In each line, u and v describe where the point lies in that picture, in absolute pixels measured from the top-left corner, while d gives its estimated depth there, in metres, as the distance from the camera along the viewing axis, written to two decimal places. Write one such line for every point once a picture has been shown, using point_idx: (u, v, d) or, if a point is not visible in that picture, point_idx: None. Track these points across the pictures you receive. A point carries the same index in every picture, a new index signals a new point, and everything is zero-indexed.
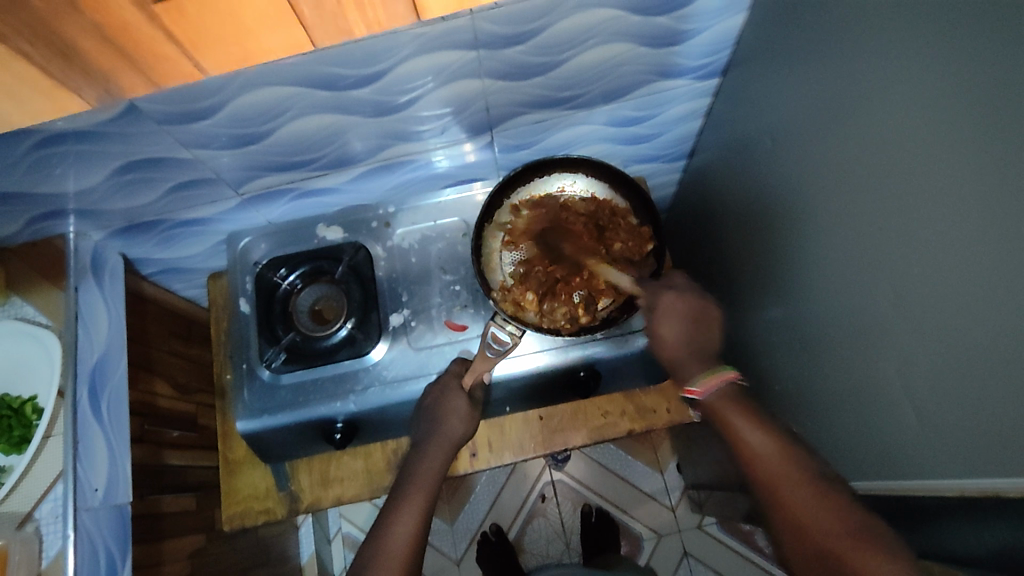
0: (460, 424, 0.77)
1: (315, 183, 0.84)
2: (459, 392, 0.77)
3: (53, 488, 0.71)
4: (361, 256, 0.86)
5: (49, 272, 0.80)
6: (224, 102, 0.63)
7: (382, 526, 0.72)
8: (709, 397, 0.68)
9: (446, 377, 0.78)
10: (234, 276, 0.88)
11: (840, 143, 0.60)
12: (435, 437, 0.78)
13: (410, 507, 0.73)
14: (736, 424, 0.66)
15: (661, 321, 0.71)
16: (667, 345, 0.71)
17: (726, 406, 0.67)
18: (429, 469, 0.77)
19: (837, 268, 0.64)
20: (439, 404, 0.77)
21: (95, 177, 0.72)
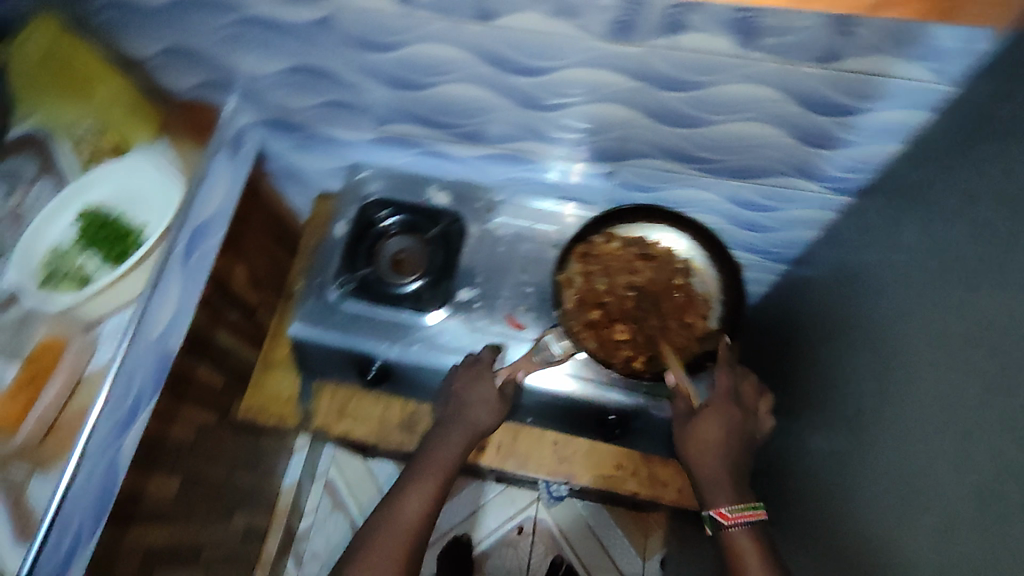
0: (487, 417, 0.76)
1: (445, 147, 0.90)
2: (490, 380, 0.78)
3: (123, 310, 0.78)
4: (457, 227, 0.90)
5: (196, 131, 0.88)
6: (403, 43, 0.70)
7: (390, 508, 0.71)
8: (735, 529, 0.61)
9: (481, 363, 0.80)
10: (343, 201, 0.94)
11: (931, 300, 0.59)
12: (458, 426, 0.76)
13: (420, 494, 0.71)
14: (751, 570, 0.58)
15: (710, 419, 0.68)
16: (698, 442, 0.67)
17: (749, 547, 0.60)
18: (447, 461, 0.75)
19: (890, 420, 0.61)
20: (464, 393, 0.78)
21: (271, 67, 0.80)
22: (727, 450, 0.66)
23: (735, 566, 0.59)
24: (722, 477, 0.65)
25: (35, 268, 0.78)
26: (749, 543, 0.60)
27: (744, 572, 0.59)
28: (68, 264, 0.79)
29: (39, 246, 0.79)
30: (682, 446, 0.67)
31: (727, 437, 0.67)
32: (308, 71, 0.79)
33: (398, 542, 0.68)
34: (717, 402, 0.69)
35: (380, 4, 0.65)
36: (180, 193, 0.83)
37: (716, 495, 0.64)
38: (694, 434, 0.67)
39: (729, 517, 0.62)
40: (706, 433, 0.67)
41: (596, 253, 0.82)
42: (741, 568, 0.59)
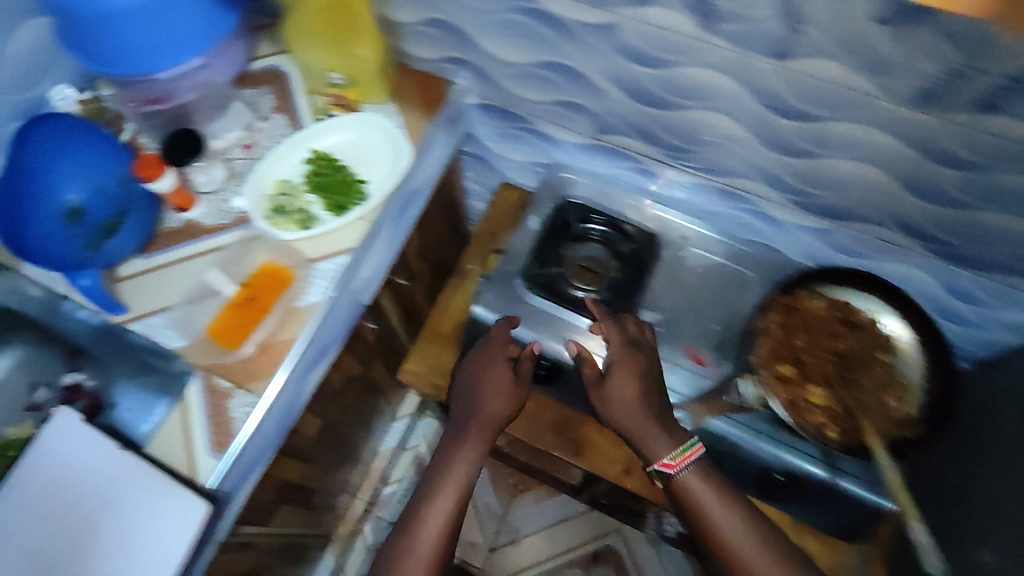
0: (502, 402, 0.82)
1: (660, 169, 0.87)
2: (501, 362, 0.83)
3: (336, 257, 0.79)
4: (651, 249, 0.87)
5: (426, 103, 0.89)
6: (678, 65, 0.69)
7: (419, 508, 0.73)
8: (684, 472, 0.70)
9: (495, 339, 0.85)
10: (541, 196, 0.93)
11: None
12: (473, 415, 0.82)
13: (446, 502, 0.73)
14: (707, 508, 0.68)
15: (620, 372, 0.77)
16: (621, 403, 0.76)
17: (700, 483, 0.69)
18: (472, 451, 0.78)
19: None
20: (481, 372, 0.84)
21: (521, 57, 0.79)
22: (640, 399, 0.75)
23: (692, 510, 0.68)
24: (642, 425, 0.74)
25: (264, 196, 0.81)
26: (697, 482, 0.69)
27: (711, 513, 0.67)
28: (294, 201, 0.82)
29: (272, 175, 0.83)
30: (604, 403, 0.77)
31: (636, 392, 0.76)
32: (556, 70, 0.79)
33: (432, 545, 0.70)
34: (619, 356, 0.78)
35: (679, 23, 0.64)
36: (408, 160, 0.83)
37: (656, 446, 0.72)
38: (613, 395, 0.76)
39: (675, 465, 0.70)
40: (614, 386, 0.77)
41: (799, 308, 0.80)
42: (700, 507, 0.68)
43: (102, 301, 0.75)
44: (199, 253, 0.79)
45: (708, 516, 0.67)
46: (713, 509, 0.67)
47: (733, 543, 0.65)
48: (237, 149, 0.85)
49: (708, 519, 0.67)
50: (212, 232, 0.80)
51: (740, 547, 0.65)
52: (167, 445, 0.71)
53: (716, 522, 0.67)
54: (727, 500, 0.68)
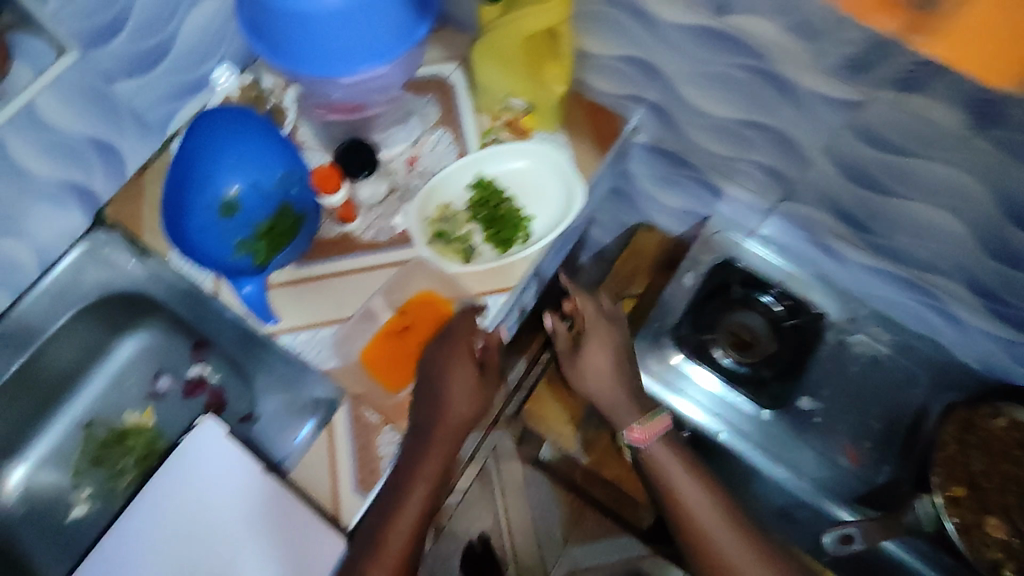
0: (466, 402, 0.67)
1: (841, 248, 0.80)
2: (469, 359, 0.67)
3: (495, 295, 0.74)
4: (815, 329, 0.81)
5: (598, 136, 0.82)
6: (914, 155, 0.62)
7: (391, 502, 0.63)
8: (651, 445, 0.70)
9: (457, 329, 0.69)
10: (697, 252, 0.88)
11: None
12: (435, 412, 0.66)
13: (426, 477, 0.64)
14: (675, 480, 0.69)
15: (597, 349, 0.73)
16: (604, 384, 0.72)
17: (666, 455, 0.70)
18: (447, 445, 0.66)
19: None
20: (442, 365, 0.67)
21: (723, 113, 0.72)
22: (617, 369, 0.73)
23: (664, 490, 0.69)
24: (617, 392, 0.72)
25: (428, 219, 0.77)
26: (660, 449, 0.70)
27: (687, 505, 0.68)
28: (457, 229, 0.78)
29: (437, 197, 0.78)
30: (580, 381, 0.73)
31: (615, 366, 0.73)
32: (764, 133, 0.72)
33: (407, 528, 0.63)
34: (592, 330, 0.74)
35: (942, 116, 0.57)
36: (580, 201, 0.76)
37: (629, 414, 0.71)
38: (587, 369, 0.72)
39: (644, 436, 0.70)
40: (591, 361, 0.73)
41: (979, 429, 0.74)
42: (668, 485, 0.69)
43: (257, 310, 0.73)
44: (357, 270, 0.75)
45: (678, 501, 0.68)
46: (698, 507, 0.67)
47: (710, 532, 0.66)
48: (400, 161, 0.81)
49: (682, 509, 0.68)
50: (372, 249, 0.76)
51: (716, 540, 0.66)
52: (310, 469, 0.68)
53: (687, 500, 0.68)
54: (716, 492, 0.69)
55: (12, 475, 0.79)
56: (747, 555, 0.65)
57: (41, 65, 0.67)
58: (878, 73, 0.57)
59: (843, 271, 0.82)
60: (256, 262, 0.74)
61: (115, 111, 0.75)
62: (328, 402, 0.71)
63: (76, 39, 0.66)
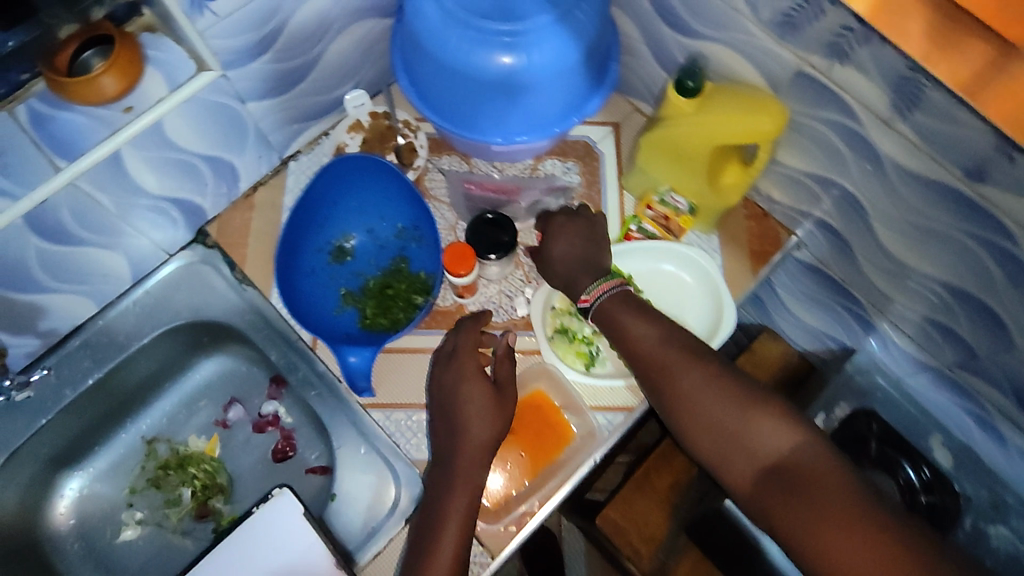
0: (486, 425, 0.60)
1: (1009, 435, 0.70)
2: (480, 378, 0.61)
3: (614, 412, 0.67)
4: (950, 510, 0.74)
5: (756, 247, 0.75)
6: None
7: (435, 508, 0.58)
8: (599, 304, 0.63)
9: (466, 346, 0.64)
10: (833, 388, 0.83)
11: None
12: (456, 441, 0.60)
13: (455, 516, 0.57)
14: (622, 323, 0.61)
15: (556, 239, 0.67)
16: (560, 263, 0.67)
17: (614, 306, 0.62)
18: (473, 467, 0.59)
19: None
20: (454, 390, 0.62)
21: (923, 263, 0.64)
22: (586, 256, 0.66)
23: (613, 336, 0.61)
24: (582, 271, 0.65)
25: (552, 309, 0.70)
26: (610, 302, 0.62)
27: (626, 334, 0.61)
28: (584, 326, 0.70)
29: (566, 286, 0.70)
30: (550, 274, 0.68)
31: (582, 255, 0.66)
32: (963, 295, 0.63)
33: (454, 536, 0.56)
34: (555, 224, 0.68)
35: None
36: (727, 330, 0.68)
37: (581, 282, 0.65)
38: (549, 261, 0.67)
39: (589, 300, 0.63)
40: (557, 254, 0.67)
41: None
42: (616, 334, 0.61)
43: (354, 381, 0.66)
44: None
45: (620, 333, 0.61)
46: (627, 318, 0.61)
47: (653, 360, 0.58)
48: (531, 235, 0.74)
49: (628, 349, 0.60)
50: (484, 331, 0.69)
51: (708, 408, 0.55)
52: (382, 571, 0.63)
53: (634, 342, 0.60)
54: (657, 323, 0.60)
55: (67, 488, 0.74)
56: (771, 421, 0.53)
57: (175, 78, 0.61)
58: None
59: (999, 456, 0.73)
60: (361, 323, 0.70)
61: (244, 127, 0.69)
62: (411, 498, 0.64)
63: (222, 56, 0.60)
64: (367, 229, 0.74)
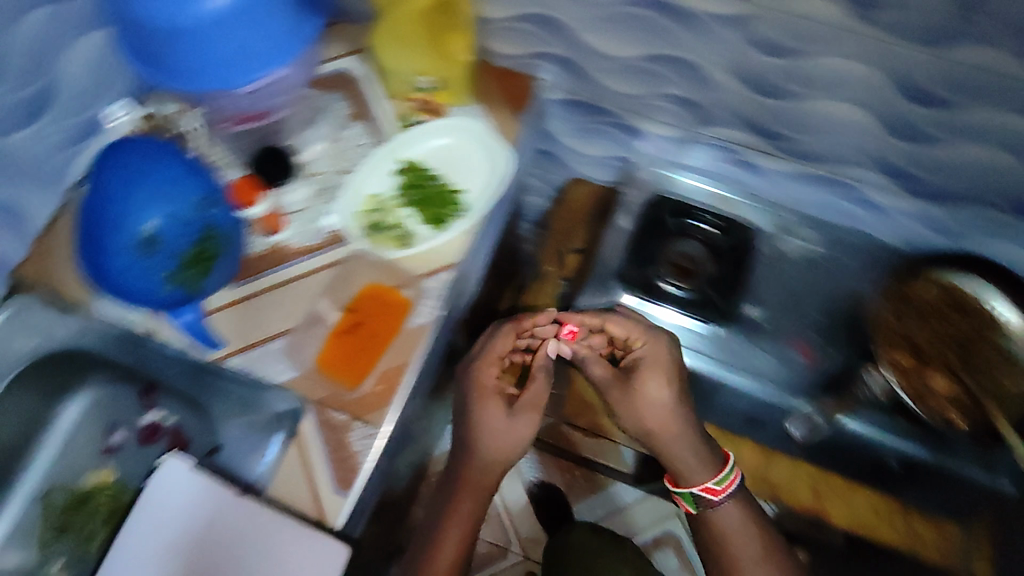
0: (500, 437, 0.74)
1: (757, 160, 0.84)
2: (497, 398, 0.75)
3: (440, 272, 0.74)
4: (748, 240, 0.87)
5: (511, 99, 0.85)
6: (813, 54, 0.67)
7: (435, 529, 0.74)
8: (724, 502, 0.74)
9: (490, 356, 0.77)
10: (629, 195, 0.93)
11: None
12: (475, 451, 0.74)
13: (459, 521, 0.73)
14: (717, 523, 0.74)
15: (647, 377, 0.76)
16: (650, 403, 0.75)
17: (741, 510, 0.75)
18: (484, 474, 0.75)
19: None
20: (476, 417, 0.75)
21: (627, 51, 0.76)
22: (683, 431, 0.75)
23: (707, 524, 0.75)
24: (670, 430, 0.74)
25: (356, 212, 0.76)
26: (690, 462, 0.74)
27: (711, 517, 0.75)
28: (389, 216, 0.77)
29: (361, 189, 0.78)
30: (637, 418, 0.75)
31: (674, 395, 0.76)
32: (665, 62, 0.76)
33: (453, 544, 0.73)
34: (649, 359, 0.77)
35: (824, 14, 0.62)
36: (508, 167, 0.78)
37: (683, 458, 0.74)
38: (638, 396, 0.75)
39: (717, 490, 0.74)
40: (647, 388, 0.75)
41: (913, 296, 0.79)
42: (723, 536, 0.74)
43: (199, 338, 0.71)
44: (298, 277, 0.74)
45: (715, 523, 0.74)
46: (737, 535, 0.73)
47: (718, 527, 0.74)
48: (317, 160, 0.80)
49: (727, 539, 0.73)
50: (305, 254, 0.75)
51: (732, 552, 0.73)
52: (287, 485, 0.65)
53: (722, 523, 0.74)
54: (756, 519, 0.75)
55: None
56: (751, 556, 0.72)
57: None
58: None
59: (760, 181, 0.88)
60: (191, 291, 0.72)
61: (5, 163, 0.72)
62: (291, 413, 0.68)
63: None
64: (164, 214, 0.70)
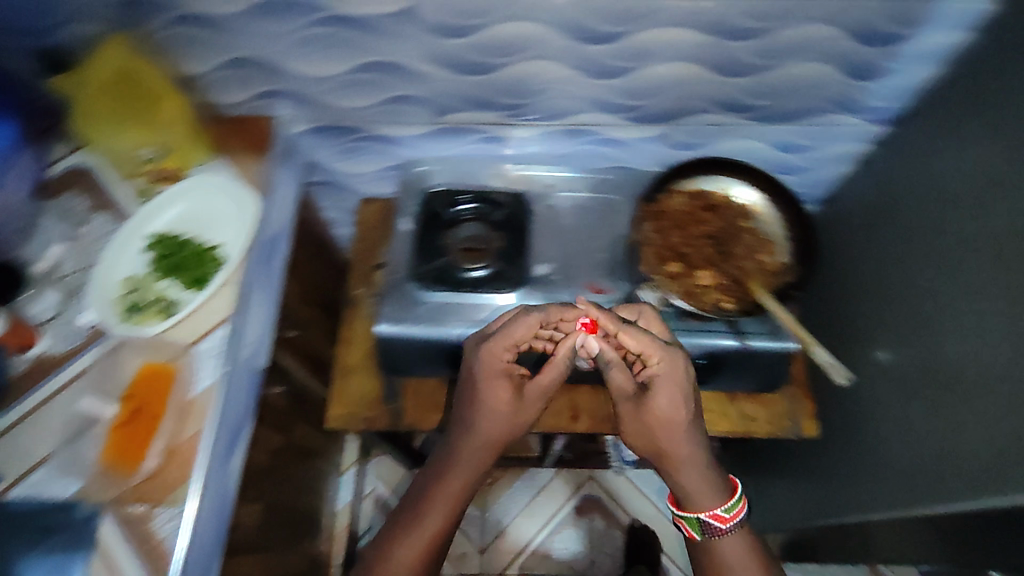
0: (492, 421, 0.77)
1: (501, 133, 0.90)
2: (502, 380, 0.77)
3: (215, 330, 0.75)
4: (522, 208, 0.92)
5: (252, 145, 0.85)
6: (486, 26, 0.71)
7: (415, 514, 0.78)
8: (728, 534, 0.75)
9: (505, 341, 0.75)
10: (402, 198, 0.92)
11: (999, 196, 0.64)
12: (471, 435, 0.78)
13: (441, 508, 0.77)
14: (718, 549, 0.76)
15: (660, 390, 0.73)
16: (656, 412, 0.73)
17: (745, 532, 0.76)
18: (480, 453, 0.78)
19: (972, 310, 0.66)
20: (473, 399, 0.78)
21: (335, 69, 0.78)
22: (706, 468, 0.74)
23: (708, 544, 0.76)
24: (684, 458, 0.74)
25: (113, 299, 0.75)
26: (692, 483, 0.74)
27: (713, 542, 0.76)
28: (148, 292, 0.76)
29: (113, 275, 0.77)
30: (642, 417, 0.74)
31: (689, 413, 0.73)
32: (372, 70, 0.78)
33: (435, 524, 0.77)
34: (658, 366, 0.73)
35: None
36: (257, 210, 0.81)
37: (688, 480, 0.74)
38: (648, 406, 0.73)
39: (719, 518, 0.74)
40: (658, 402, 0.73)
41: (665, 210, 0.86)
42: (721, 552, 0.76)
43: None
44: (66, 382, 0.71)
45: (714, 545, 0.76)
46: (738, 551, 0.75)
47: (719, 552, 0.76)
48: (58, 264, 0.77)
49: (710, 547, 0.76)
50: (70, 358, 0.72)
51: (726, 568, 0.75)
52: None
53: (723, 542, 0.76)
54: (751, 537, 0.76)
55: None
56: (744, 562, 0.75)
57: None
58: None
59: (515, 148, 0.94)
60: None
61: None
62: (88, 522, 0.65)
63: None
64: None
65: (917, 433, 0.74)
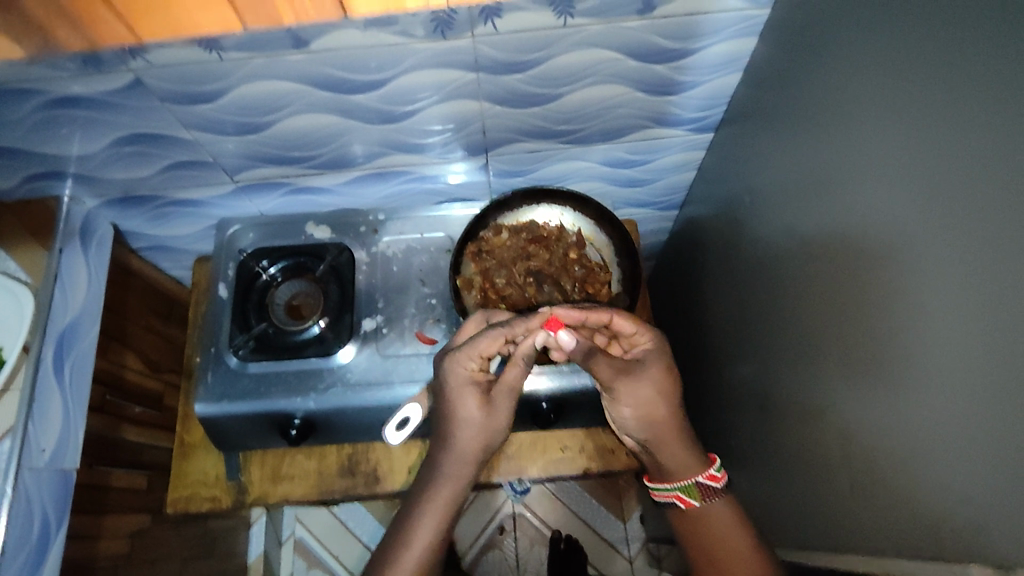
0: (471, 429, 0.69)
1: (309, 181, 0.84)
2: (473, 388, 0.68)
3: None
4: (344, 257, 0.86)
5: (35, 231, 0.80)
6: (230, 88, 0.64)
7: (397, 542, 0.68)
8: (716, 500, 0.71)
9: (470, 350, 0.66)
10: (218, 261, 0.87)
11: (806, 209, 0.60)
12: (449, 447, 0.69)
13: (426, 525, 0.68)
14: (711, 523, 0.71)
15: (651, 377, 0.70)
16: (648, 398, 0.71)
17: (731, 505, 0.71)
18: (461, 467, 0.70)
19: (800, 328, 0.63)
20: (442, 406, 0.69)
21: (97, 144, 0.72)
22: (690, 443, 0.73)
23: (700, 517, 0.72)
24: (674, 435, 0.72)
25: None
26: (684, 458, 0.72)
27: (705, 513, 0.71)
28: None
29: None
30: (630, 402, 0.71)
31: (671, 391, 0.71)
32: (135, 141, 0.72)
33: (420, 545, 0.68)
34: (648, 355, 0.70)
35: (190, 57, 0.59)
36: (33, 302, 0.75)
37: (676, 454, 0.72)
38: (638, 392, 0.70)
39: (712, 482, 0.71)
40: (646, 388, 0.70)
41: (489, 247, 0.81)
42: (711, 527, 0.70)
43: None
44: None
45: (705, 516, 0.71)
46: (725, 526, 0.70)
47: (716, 524, 0.71)
48: None
49: (708, 520, 0.71)
50: None
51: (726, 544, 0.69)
52: None
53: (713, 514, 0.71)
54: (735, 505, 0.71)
55: None
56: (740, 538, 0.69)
57: None
58: (109, 54, 0.58)
59: (334, 195, 0.89)
60: None
61: None
62: None
63: None
64: None
65: (776, 449, 0.71)
